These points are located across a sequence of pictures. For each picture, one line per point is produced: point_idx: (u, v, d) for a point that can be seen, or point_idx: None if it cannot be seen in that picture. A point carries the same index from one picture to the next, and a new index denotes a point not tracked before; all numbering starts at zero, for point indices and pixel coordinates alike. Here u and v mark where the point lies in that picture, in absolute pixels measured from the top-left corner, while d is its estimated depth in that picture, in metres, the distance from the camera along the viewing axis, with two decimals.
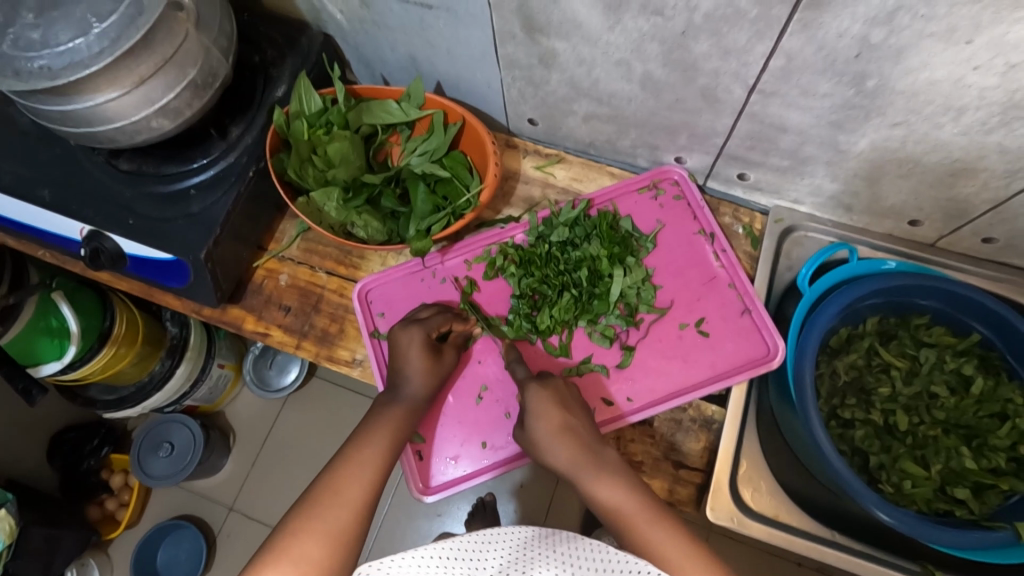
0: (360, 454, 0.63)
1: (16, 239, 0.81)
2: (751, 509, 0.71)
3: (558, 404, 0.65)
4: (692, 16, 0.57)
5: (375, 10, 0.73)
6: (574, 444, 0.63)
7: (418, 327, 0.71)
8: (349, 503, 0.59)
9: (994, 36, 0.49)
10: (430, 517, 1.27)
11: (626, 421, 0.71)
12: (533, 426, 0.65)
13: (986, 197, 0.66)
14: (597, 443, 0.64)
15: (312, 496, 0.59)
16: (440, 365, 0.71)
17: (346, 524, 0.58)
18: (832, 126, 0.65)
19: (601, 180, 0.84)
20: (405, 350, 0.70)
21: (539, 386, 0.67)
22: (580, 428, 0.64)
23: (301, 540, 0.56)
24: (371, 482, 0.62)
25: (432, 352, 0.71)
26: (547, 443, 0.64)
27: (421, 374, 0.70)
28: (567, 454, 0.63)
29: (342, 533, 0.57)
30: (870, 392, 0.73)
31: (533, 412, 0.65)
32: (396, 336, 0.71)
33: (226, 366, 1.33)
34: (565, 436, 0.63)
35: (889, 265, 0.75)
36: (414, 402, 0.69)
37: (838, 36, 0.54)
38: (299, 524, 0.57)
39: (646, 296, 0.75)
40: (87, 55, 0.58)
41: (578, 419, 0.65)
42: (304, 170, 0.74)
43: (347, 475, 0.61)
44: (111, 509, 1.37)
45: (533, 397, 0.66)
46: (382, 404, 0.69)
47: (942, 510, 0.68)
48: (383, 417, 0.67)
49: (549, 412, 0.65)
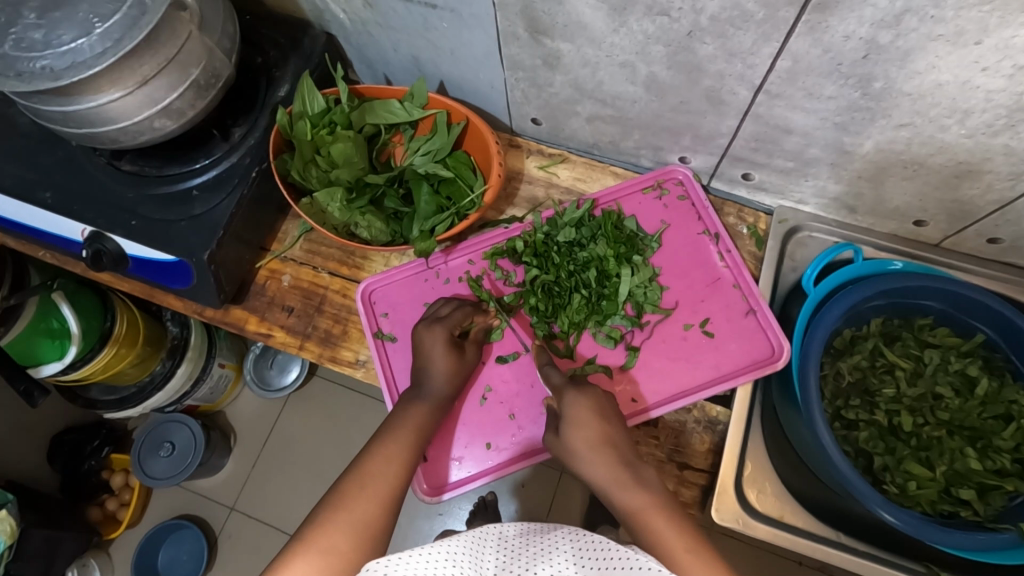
0: (387, 451, 0.63)
1: (17, 241, 0.81)
2: (755, 510, 0.71)
3: (596, 419, 0.64)
4: (698, 18, 0.57)
5: (378, 10, 0.72)
6: (610, 461, 0.62)
7: (442, 325, 0.71)
8: (377, 498, 0.59)
9: (1002, 38, 0.49)
10: (431, 516, 1.27)
11: (652, 414, 0.71)
12: (569, 435, 0.64)
13: (991, 199, 0.66)
14: (636, 462, 0.63)
15: (342, 488, 0.60)
16: (463, 364, 0.71)
17: (373, 517, 0.58)
18: (838, 128, 0.64)
19: (605, 180, 0.84)
20: (429, 350, 0.70)
21: (576, 392, 0.66)
22: (617, 441, 0.64)
23: (330, 530, 0.56)
24: (397, 478, 0.62)
25: (454, 350, 0.70)
26: (582, 452, 0.63)
27: (445, 373, 0.69)
28: (602, 465, 0.62)
29: (369, 527, 0.57)
30: (875, 394, 0.73)
31: (570, 420, 0.65)
32: (420, 334, 0.71)
33: (226, 366, 1.33)
34: (604, 450, 0.63)
35: (895, 265, 0.74)
36: (437, 399, 0.69)
37: (844, 38, 0.54)
38: (327, 516, 0.57)
39: (652, 296, 0.75)
40: (90, 56, 0.57)
41: (616, 431, 0.65)
42: (308, 171, 0.73)
43: (374, 470, 0.61)
44: (112, 510, 1.37)
45: (571, 403, 0.66)
46: (406, 401, 0.68)
47: (947, 511, 0.68)
48: (410, 412, 0.67)
49: (587, 424, 0.64)
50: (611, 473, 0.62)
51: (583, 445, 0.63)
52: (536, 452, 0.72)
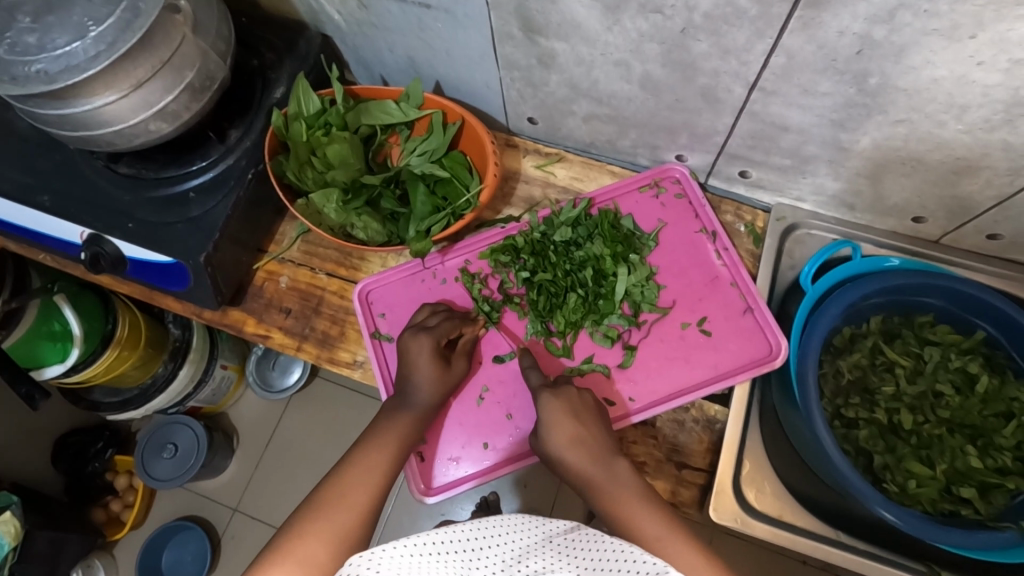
0: (369, 458, 0.63)
1: (17, 244, 0.82)
2: (754, 510, 0.71)
3: (571, 418, 0.64)
4: (691, 15, 0.57)
5: (373, 11, 0.72)
6: (586, 461, 0.62)
7: (428, 334, 0.71)
8: (355, 507, 0.59)
9: (998, 33, 0.48)
10: (433, 516, 1.27)
11: (633, 419, 0.71)
12: (547, 438, 0.64)
13: (990, 195, 0.65)
14: (612, 457, 0.63)
15: (320, 497, 0.59)
16: (449, 375, 0.71)
17: (350, 527, 0.58)
18: (834, 125, 0.64)
19: (602, 179, 0.84)
20: (415, 356, 0.70)
21: (551, 395, 0.66)
22: (593, 440, 0.63)
23: (307, 540, 0.55)
24: (376, 487, 0.62)
25: (441, 361, 0.70)
26: (563, 453, 0.63)
27: (431, 383, 0.69)
28: (579, 464, 0.62)
29: (345, 535, 0.57)
30: (874, 392, 0.72)
31: (547, 422, 0.65)
32: (407, 343, 0.71)
33: (228, 368, 1.33)
34: (579, 450, 0.63)
35: (893, 262, 0.74)
36: (422, 410, 0.69)
37: (839, 34, 0.53)
38: (304, 526, 0.57)
39: (649, 295, 0.75)
40: (84, 59, 0.57)
41: (594, 431, 0.64)
42: (303, 173, 0.74)
43: (352, 479, 0.61)
44: (116, 511, 1.38)
45: (546, 405, 0.66)
46: (391, 409, 0.68)
47: (948, 510, 0.68)
48: (392, 422, 0.67)
49: (561, 425, 0.64)
50: (592, 473, 0.62)
51: (557, 446, 0.63)
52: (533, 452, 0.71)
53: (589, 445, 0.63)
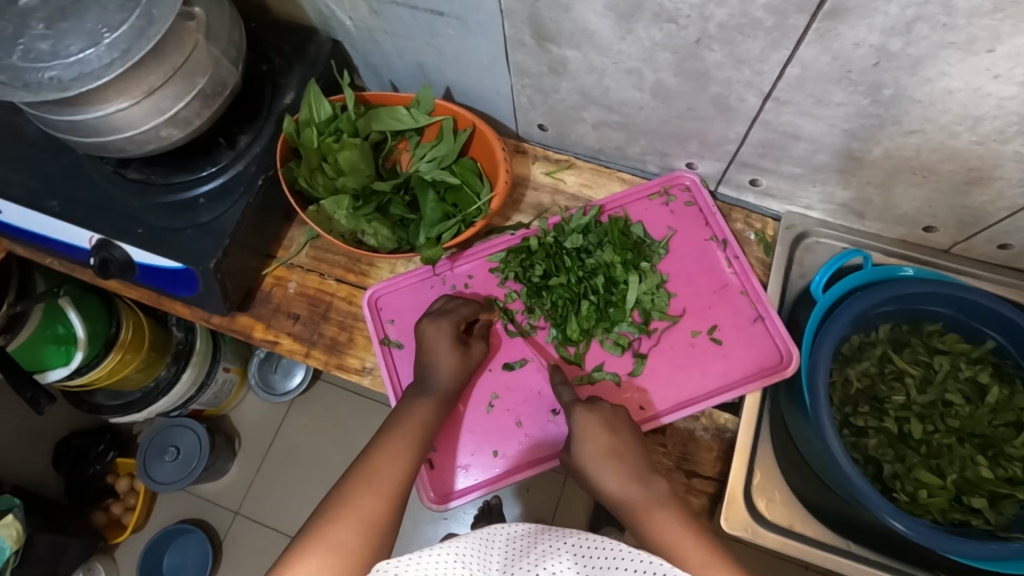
0: (393, 444, 0.63)
1: (24, 248, 0.81)
2: (764, 519, 0.71)
3: (606, 429, 0.65)
4: (706, 25, 0.57)
5: (384, 17, 0.72)
6: (622, 473, 0.62)
7: (448, 319, 0.71)
8: (383, 492, 0.59)
9: (1014, 46, 0.48)
10: (436, 520, 1.27)
11: (663, 420, 0.71)
12: (579, 450, 0.65)
13: (1001, 206, 0.65)
14: (650, 472, 0.63)
15: (347, 485, 0.59)
16: (469, 359, 0.71)
17: (379, 512, 0.58)
18: (847, 134, 0.64)
19: (611, 186, 0.84)
20: (434, 343, 0.70)
21: (585, 408, 0.67)
22: (630, 453, 0.64)
23: (337, 526, 0.56)
24: (403, 472, 0.61)
25: (461, 345, 0.71)
26: (594, 468, 0.63)
27: (451, 370, 0.69)
28: (615, 478, 0.62)
29: (375, 522, 0.57)
30: (884, 401, 0.72)
31: (579, 435, 0.65)
32: (425, 328, 0.71)
33: (231, 371, 1.33)
34: (614, 462, 0.63)
35: (905, 271, 0.74)
36: (443, 393, 0.69)
37: (854, 46, 0.53)
38: (333, 514, 0.57)
39: (659, 303, 0.75)
40: (97, 66, 0.57)
41: (630, 446, 0.65)
42: (314, 179, 0.73)
43: (379, 465, 0.61)
44: (118, 513, 1.35)
45: (580, 419, 0.66)
46: (411, 397, 0.68)
47: (958, 520, 0.68)
48: (414, 409, 0.67)
49: (596, 437, 0.64)
50: (624, 486, 0.61)
51: (591, 457, 0.64)
52: (544, 460, 0.71)
53: (629, 458, 0.63)
